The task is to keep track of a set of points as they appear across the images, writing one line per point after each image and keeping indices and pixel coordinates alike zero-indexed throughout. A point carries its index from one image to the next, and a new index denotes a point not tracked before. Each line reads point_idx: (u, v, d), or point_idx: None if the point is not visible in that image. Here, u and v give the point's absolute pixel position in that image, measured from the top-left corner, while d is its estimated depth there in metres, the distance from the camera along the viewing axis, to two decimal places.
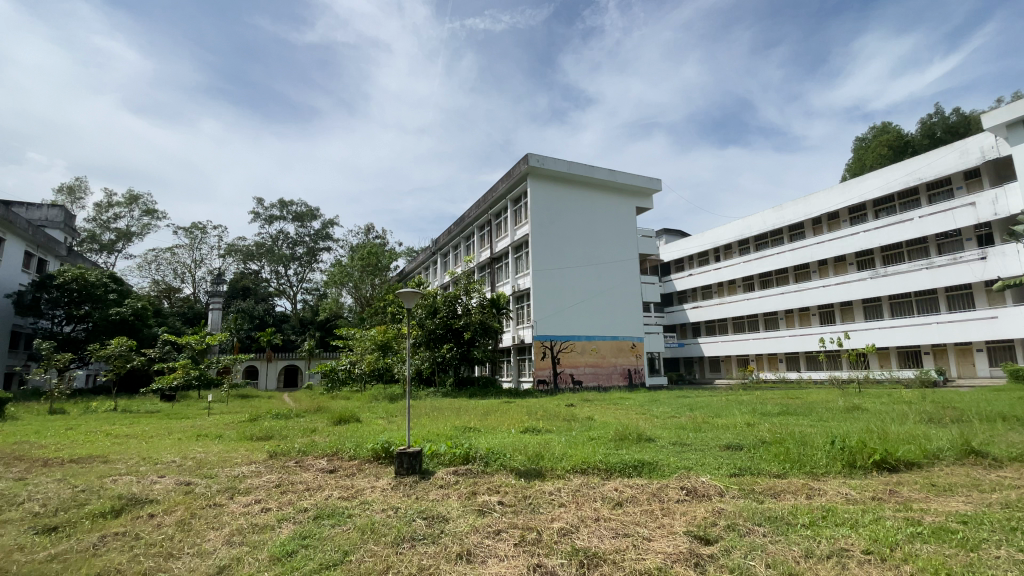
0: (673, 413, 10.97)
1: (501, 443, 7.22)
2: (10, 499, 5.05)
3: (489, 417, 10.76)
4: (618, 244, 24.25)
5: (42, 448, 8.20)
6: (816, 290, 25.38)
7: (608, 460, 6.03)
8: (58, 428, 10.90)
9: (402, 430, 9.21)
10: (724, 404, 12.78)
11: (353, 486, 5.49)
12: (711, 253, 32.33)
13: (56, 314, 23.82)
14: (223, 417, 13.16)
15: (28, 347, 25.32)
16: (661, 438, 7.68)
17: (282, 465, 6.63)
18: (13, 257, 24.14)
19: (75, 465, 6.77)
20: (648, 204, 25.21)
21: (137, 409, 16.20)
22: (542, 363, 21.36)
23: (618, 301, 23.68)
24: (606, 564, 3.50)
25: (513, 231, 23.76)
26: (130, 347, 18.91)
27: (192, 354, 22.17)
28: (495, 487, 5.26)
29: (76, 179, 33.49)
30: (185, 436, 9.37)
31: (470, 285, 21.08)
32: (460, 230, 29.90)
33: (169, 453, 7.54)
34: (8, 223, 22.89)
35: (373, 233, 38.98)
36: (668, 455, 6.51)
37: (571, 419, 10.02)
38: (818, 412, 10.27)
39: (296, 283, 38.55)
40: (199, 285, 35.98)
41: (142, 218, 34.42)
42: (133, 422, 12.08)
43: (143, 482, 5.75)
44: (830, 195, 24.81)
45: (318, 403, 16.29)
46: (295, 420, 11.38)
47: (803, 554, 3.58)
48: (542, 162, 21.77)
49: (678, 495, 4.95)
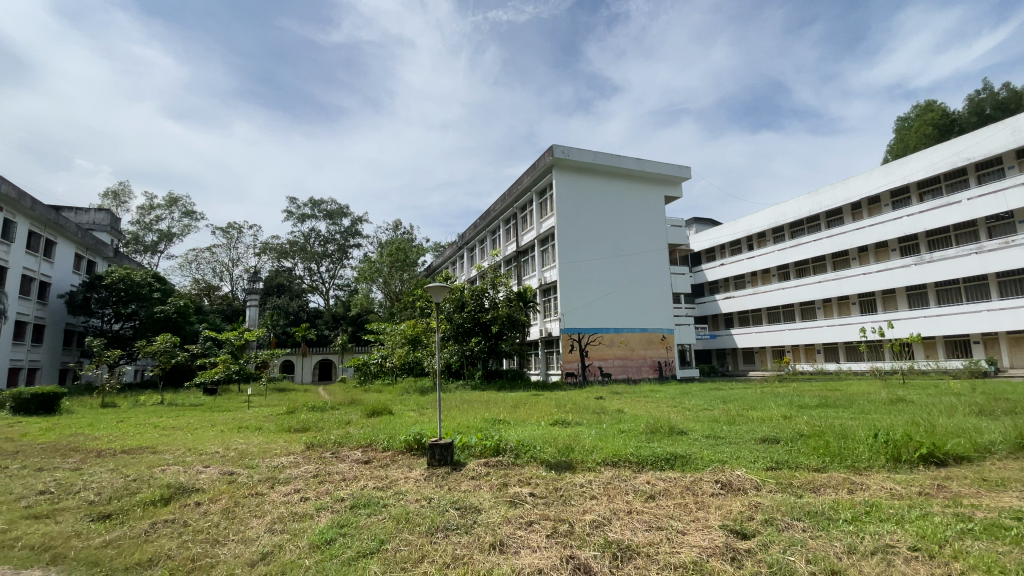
0: (706, 406, 10.78)
1: (531, 436, 7.24)
2: (67, 488, 5.38)
3: (518, 409, 10.83)
4: (646, 234, 23.81)
5: (95, 439, 8.69)
6: (855, 278, 24.44)
7: (640, 453, 5.97)
8: (111, 421, 11.50)
9: (433, 422, 9.41)
10: (758, 396, 12.43)
11: (387, 477, 5.62)
12: (744, 242, 31.44)
13: (105, 313, 25.10)
14: (262, 410, 13.61)
15: (81, 344, 26.79)
16: (694, 431, 7.55)
17: (319, 456, 6.83)
18: (64, 259, 25.53)
19: (125, 456, 7.12)
20: (677, 192, 24.63)
21: (182, 402, 17.03)
22: (570, 355, 21.42)
23: (648, 292, 23.32)
24: (640, 557, 3.47)
25: (539, 224, 23.65)
26: (175, 343, 19.76)
27: (232, 349, 22.89)
28: (526, 479, 5.29)
29: (120, 183, 35.05)
30: (227, 428, 9.74)
31: (496, 279, 21.15)
32: (487, 223, 30.02)
33: (213, 444, 7.88)
34: (59, 227, 24.24)
35: (401, 228, 39.60)
36: (702, 448, 6.41)
37: (601, 412, 9.96)
38: (859, 404, 9.94)
39: (329, 280, 39.50)
40: (237, 282, 37.16)
41: (182, 219, 35.81)
42: (179, 414, 12.63)
43: (189, 471, 6.03)
44: (870, 179, 23.74)
45: (353, 396, 16.64)
46: (331, 412, 11.74)
47: (846, 550, 3.47)
48: (567, 154, 21.53)
49: (712, 488, 4.86)
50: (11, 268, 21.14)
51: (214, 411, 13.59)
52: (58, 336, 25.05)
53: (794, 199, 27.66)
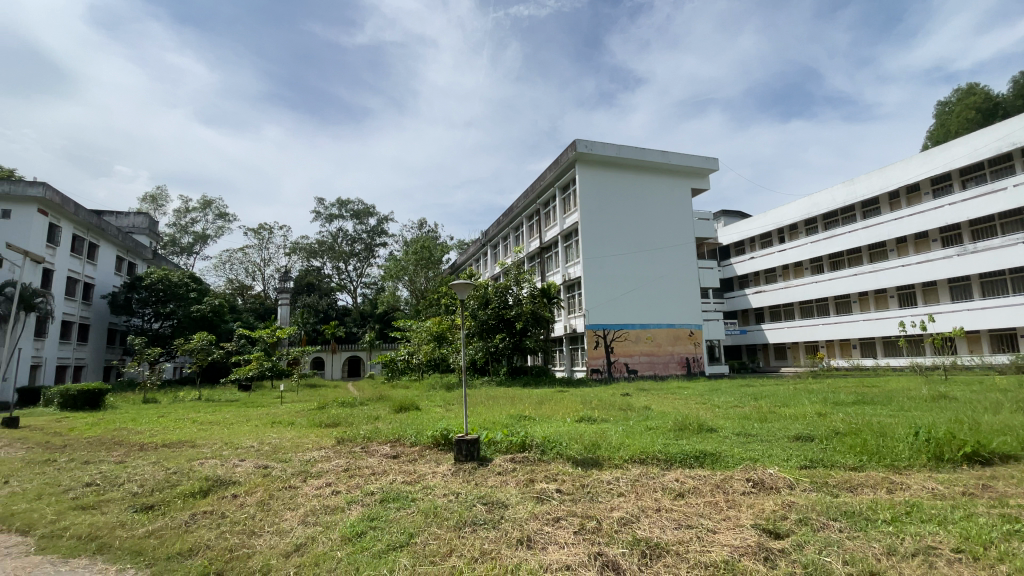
0: (737, 403, 10.55)
1: (557, 432, 7.23)
2: (113, 480, 5.65)
3: (544, 405, 10.84)
4: (673, 228, 23.39)
5: (138, 434, 9.09)
6: (893, 270, 23.52)
7: (668, 450, 5.88)
8: (151, 416, 12.01)
9: (460, 418, 9.49)
10: (792, 393, 12.09)
11: (415, 471, 5.70)
12: (775, 234, 30.58)
13: (145, 313, 26.17)
14: (294, 405, 14.02)
15: (123, 342, 28.04)
16: (724, 428, 7.39)
17: (349, 450, 6.99)
18: (107, 261, 26.74)
19: (165, 450, 7.41)
20: (705, 184, 24.11)
21: (218, 398, 17.60)
22: (595, 352, 21.30)
23: (676, 287, 22.94)
24: (669, 555, 3.42)
25: (562, 220, 23.52)
26: (211, 341, 20.43)
27: (265, 347, 23.55)
28: (553, 475, 5.29)
29: (158, 188, 36.45)
30: (261, 424, 10.03)
31: (520, 275, 21.13)
32: (510, 220, 30.03)
33: (249, 438, 8.14)
34: (101, 231, 25.34)
35: (426, 227, 39.99)
36: (732, 445, 6.28)
37: (627, 408, 9.87)
38: (898, 401, 9.54)
39: (356, 278, 40.22)
40: (269, 282, 38.17)
41: (216, 221, 36.99)
42: (215, 410, 13.06)
43: (226, 465, 6.24)
44: (908, 167, 22.77)
45: (380, 392, 16.93)
46: (359, 408, 12.00)
47: (886, 551, 3.35)
48: (590, 148, 21.35)
49: (744, 487, 4.76)
50: (57, 271, 22.21)
51: (249, 406, 14.03)
52: (102, 334, 26.27)
53: (827, 189, 26.78)
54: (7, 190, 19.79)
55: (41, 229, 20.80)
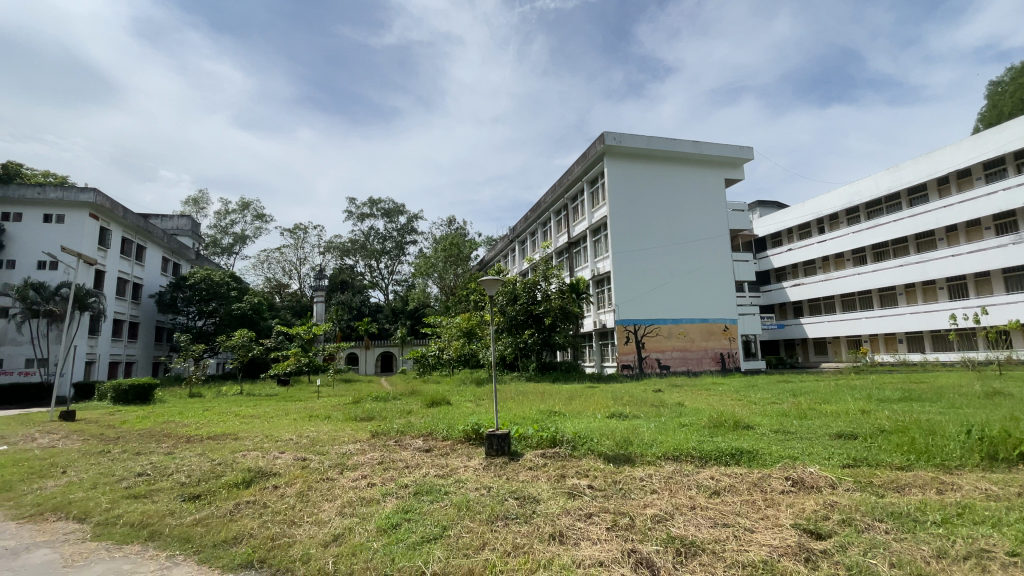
0: (774, 399, 10.27)
1: (588, 428, 7.18)
2: (162, 470, 5.94)
3: (574, 401, 10.80)
4: (705, 220, 22.83)
5: (185, 427, 9.53)
6: (942, 260, 22.33)
7: (703, 447, 5.77)
8: (197, 410, 12.57)
9: (490, 413, 9.57)
10: (833, 390, 11.64)
11: (448, 465, 5.78)
12: (814, 225, 29.47)
13: (190, 311, 27.41)
14: (330, 400, 14.47)
15: (170, 339, 29.47)
16: (761, 425, 7.19)
17: (384, 444, 7.15)
18: (154, 262, 28.07)
19: (210, 442, 7.75)
20: (739, 174, 23.40)
21: (258, 392, 18.25)
22: (626, 347, 21.04)
23: (709, 280, 22.41)
24: (705, 554, 3.36)
25: (591, 214, 23.31)
26: (251, 338, 21.16)
27: (302, 343, 24.25)
28: (584, 471, 5.26)
29: (199, 191, 37.98)
30: (298, 417, 10.37)
31: (548, 271, 21.05)
32: (538, 216, 29.96)
33: (287, 431, 8.42)
34: (148, 233, 26.58)
35: (455, 224, 40.33)
36: (770, 443, 6.11)
37: (660, 404, 9.74)
38: (949, 398, 9.08)
39: (388, 276, 40.94)
40: (305, 280, 39.28)
41: (254, 222, 38.28)
42: (256, 404, 13.60)
43: (267, 457, 6.47)
44: (959, 151, 21.49)
45: (413, 387, 17.24)
46: (393, 402, 12.26)
47: (935, 554, 3.19)
48: (619, 141, 21.03)
49: (783, 485, 4.62)
50: (108, 272, 23.46)
51: (287, 401, 14.53)
52: (150, 332, 27.62)
53: (870, 176, 25.58)
54: (61, 197, 21.10)
55: (93, 232, 22.05)
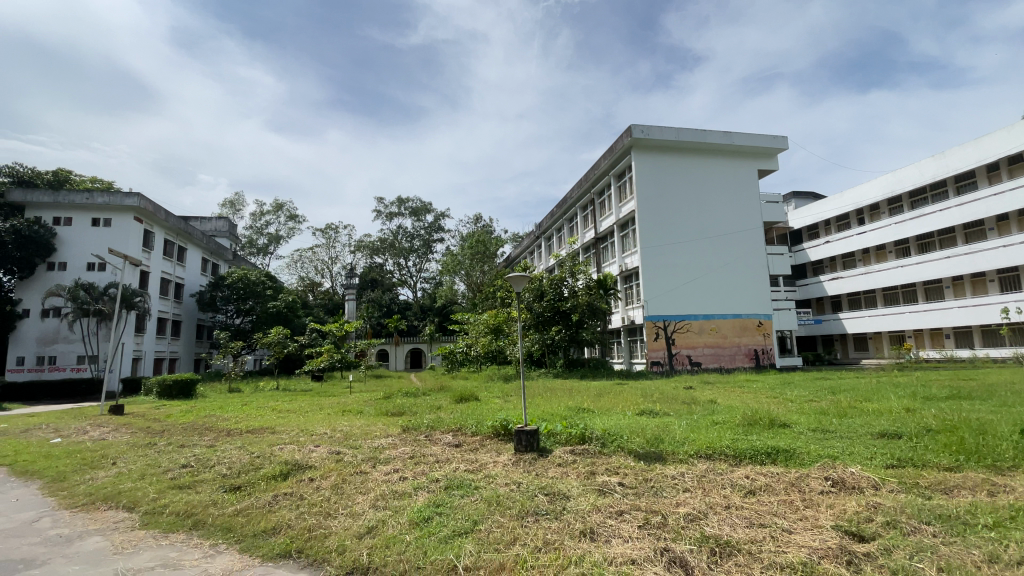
0: (812, 397, 9.93)
1: (618, 425, 7.12)
2: (206, 462, 6.20)
3: (604, 398, 10.72)
4: (737, 213, 22.23)
5: (225, 421, 9.90)
6: (992, 251, 21.13)
7: (737, 446, 5.64)
8: (237, 404, 13.06)
9: (519, 409, 9.59)
10: (875, 387, 11.17)
11: (478, 460, 5.83)
12: (853, 216, 28.34)
13: (228, 310, 28.46)
14: (362, 395, 14.79)
15: (210, 336, 30.66)
16: (799, 423, 6.98)
17: (414, 438, 7.26)
18: (194, 263, 29.21)
19: (248, 435, 8.03)
20: (773, 165, 22.69)
21: (293, 388, 18.78)
22: (655, 344, 20.74)
23: (742, 275, 21.84)
24: (741, 554, 3.28)
25: (618, 209, 23.02)
26: (286, 335, 21.76)
27: (335, 340, 24.79)
28: (614, 468, 5.22)
29: (236, 193, 39.28)
30: (332, 412, 10.65)
31: (575, 267, 20.91)
32: (564, 212, 29.80)
33: (322, 426, 8.64)
34: (188, 235, 27.67)
35: (481, 222, 40.58)
36: (808, 442, 5.92)
37: (691, 402, 9.57)
38: (1001, 396, 8.60)
39: (416, 274, 41.48)
40: (336, 279, 40.18)
41: (287, 223, 39.35)
42: (292, 399, 14.02)
43: (303, 450, 6.66)
44: (1010, 135, 20.24)
45: (442, 383, 17.45)
46: (422, 398, 12.43)
47: (986, 558, 3.04)
48: (647, 133, 20.68)
49: (822, 485, 4.48)
50: (152, 273, 24.53)
51: (322, 396, 14.93)
52: (191, 329, 28.80)
53: (913, 164, 24.40)
54: (108, 201, 22.16)
55: (137, 234, 23.14)
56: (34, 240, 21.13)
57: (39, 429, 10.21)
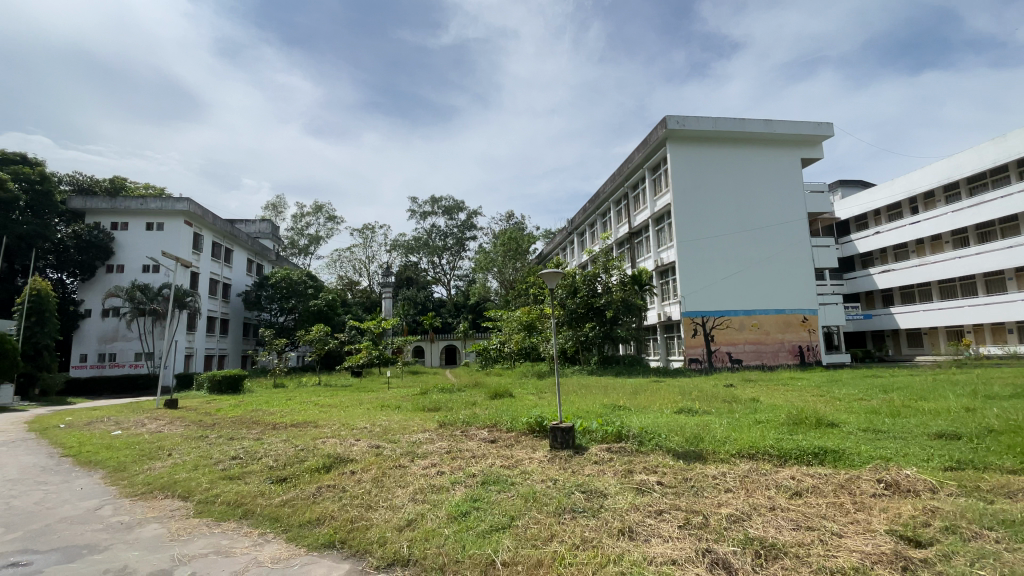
0: (862, 396, 9.46)
1: (655, 423, 7.00)
2: (253, 454, 6.49)
3: (639, 396, 10.58)
4: (779, 204, 21.41)
5: (271, 415, 10.32)
6: None
7: (782, 445, 5.44)
8: (281, 399, 13.61)
9: (554, 406, 9.58)
10: (931, 385, 10.55)
11: (513, 456, 5.85)
12: (905, 204, 26.83)
13: (272, 308, 29.62)
14: (400, 390, 15.12)
15: (256, 334, 32.01)
16: (848, 423, 6.67)
17: (450, 434, 7.35)
18: (240, 263, 30.51)
19: (292, 429, 8.33)
20: (818, 153, 21.72)
21: (333, 383, 19.39)
22: (693, 340, 20.26)
23: (785, 269, 21.03)
24: (788, 558, 3.18)
25: (653, 203, 22.59)
26: (327, 332, 22.42)
27: (372, 337, 25.34)
28: (653, 467, 5.13)
29: (278, 196, 40.75)
30: (372, 407, 10.92)
31: (609, 263, 20.66)
32: (597, 207, 29.48)
33: (362, 420, 8.88)
34: (234, 237, 28.94)
35: (513, 219, 40.69)
36: (858, 442, 5.66)
37: (732, 400, 9.31)
38: None
39: (450, 271, 41.96)
40: (373, 277, 41.08)
41: (326, 223, 40.52)
42: (333, 394, 14.48)
43: (345, 443, 6.87)
44: None
45: (477, 379, 17.63)
46: (458, 394, 12.59)
47: None
48: (682, 124, 20.17)
49: (873, 488, 4.27)
50: (201, 274, 25.76)
51: (362, 391, 15.38)
52: (238, 327, 30.15)
53: (972, 148, 22.77)
54: (160, 206, 23.48)
55: (187, 238, 24.33)
56: (94, 244, 22.71)
57: (102, 421, 10.92)
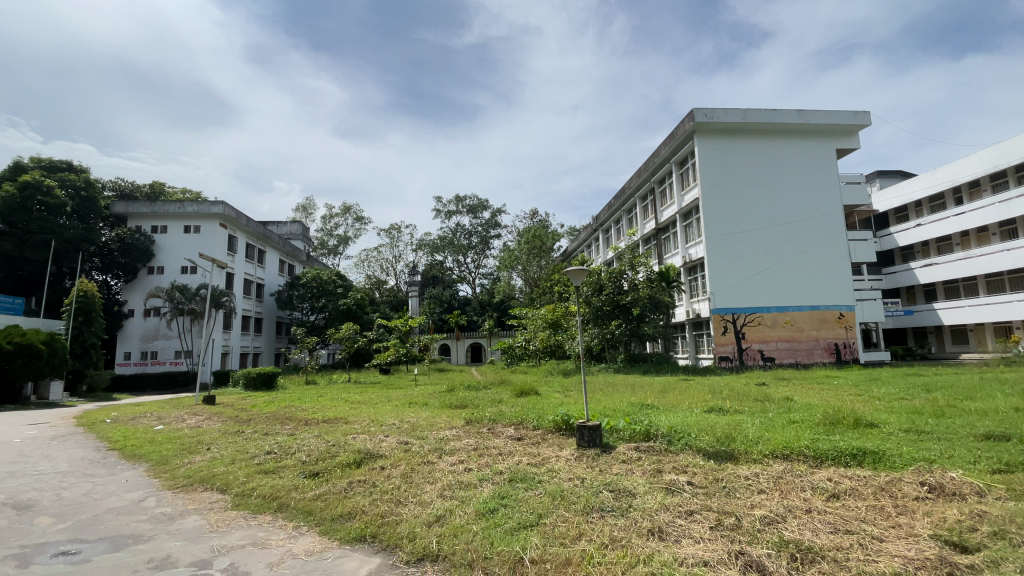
0: (903, 395, 9.06)
1: (685, 422, 6.88)
2: (287, 449, 6.68)
3: (667, 394, 10.44)
4: (813, 197, 20.72)
5: (303, 411, 10.59)
6: None
7: (818, 446, 5.28)
8: (312, 396, 13.95)
9: (580, 404, 9.53)
10: (976, 384, 10.08)
11: (540, 454, 5.85)
12: (949, 195, 25.57)
13: (304, 307, 30.38)
14: (426, 388, 15.32)
15: (288, 333, 32.94)
16: (888, 424, 6.42)
17: (477, 431, 7.40)
18: (273, 264, 31.40)
19: (324, 425, 8.53)
20: (854, 143, 20.93)
21: (362, 380, 19.78)
22: (723, 338, 19.82)
23: (820, 264, 20.35)
24: (825, 562, 3.08)
25: (680, 198, 22.19)
26: (356, 330, 22.82)
27: (400, 335, 25.68)
28: (682, 467, 5.04)
29: (307, 198, 41.72)
30: (399, 403, 11.10)
31: (635, 259, 20.37)
32: (623, 203, 29.13)
33: (390, 417, 9.02)
34: (266, 238, 29.77)
35: (538, 216, 40.63)
36: (899, 443, 5.44)
37: (765, 399, 9.07)
38: None
39: (475, 270, 42.19)
40: (400, 276, 41.65)
41: (354, 224, 41.26)
42: (362, 391, 14.76)
43: (375, 440, 6.99)
44: None
45: (502, 377, 17.74)
46: (483, 391, 12.67)
47: None
48: (710, 116, 19.74)
49: (916, 491, 4.10)
50: (236, 274, 26.60)
51: (389, 388, 15.65)
52: (272, 326, 31.07)
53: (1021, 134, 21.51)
54: (197, 209, 24.37)
55: (222, 239, 25.15)
56: (135, 247, 23.71)
57: (145, 416, 11.41)
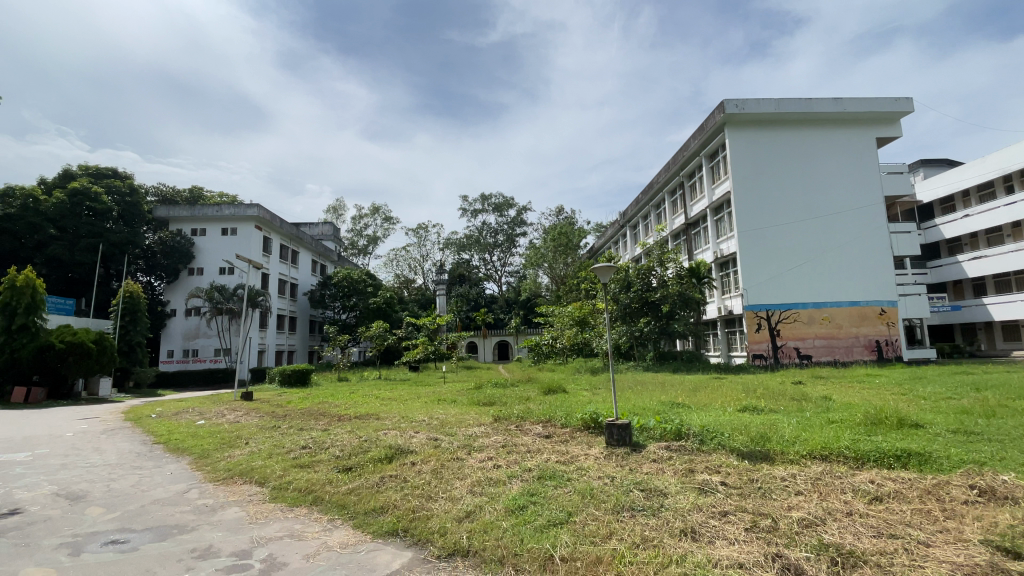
0: (950, 394, 8.63)
1: (718, 421, 6.74)
2: (321, 444, 6.86)
3: (698, 393, 10.25)
4: (852, 188, 19.93)
5: (336, 407, 10.85)
6: None
7: (858, 447, 5.09)
8: (344, 393, 14.29)
9: (608, 403, 9.46)
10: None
11: (568, 452, 5.83)
12: (1000, 183, 24.19)
13: (335, 306, 31.11)
14: (455, 385, 15.49)
15: (321, 331, 33.78)
16: (936, 424, 6.12)
17: (505, 428, 7.43)
18: (305, 264, 32.24)
19: (356, 421, 8.73)
20: (895, 131, 20.04)
21: (391, 377, 20.13)
22: (757, 335, 19.29)
23: (859, 258, 19.59)
24: (867, 567, 2.97)
25: (711, 192, 21.71)
26: (385, 328, 23.19)
27: (428, 333, 26.00)
28: (715, 467, 4.94)
29: (338, 200, 42.68)
30: (428, 401, 11.24)
31: (664, 256, 20.01)
32: (651, 198, 28.68)
33: (420, 414, 9.15)
34: (299, 239, 30.58)
35: (564, 214, 40.44)
36: (947, 444, 5.19)
37: (802, 398, 8.79)
38: None
39: (501, 268, 42.33)
40: (428, 275, 42.12)
41: (383, 224, 41.96)
42: (392, 388, 15.01)
43: (405, 436, 7.11)
44: None
45: (529, 375, 17.79)
46: (511, 389, 12.70)
47: None
48: (742, 107, 19.22)
49: (966, 495, 3.90)
50: (271, 275, 27.43)
51: (418, 385, 15.88)
52: (305, 325, 31.92)
53: None
54: (233, 212, 25.23)
55: (257, 241, 25.97)
56: (177, 249, 24.74)
57: (188, 412, 11.91)
